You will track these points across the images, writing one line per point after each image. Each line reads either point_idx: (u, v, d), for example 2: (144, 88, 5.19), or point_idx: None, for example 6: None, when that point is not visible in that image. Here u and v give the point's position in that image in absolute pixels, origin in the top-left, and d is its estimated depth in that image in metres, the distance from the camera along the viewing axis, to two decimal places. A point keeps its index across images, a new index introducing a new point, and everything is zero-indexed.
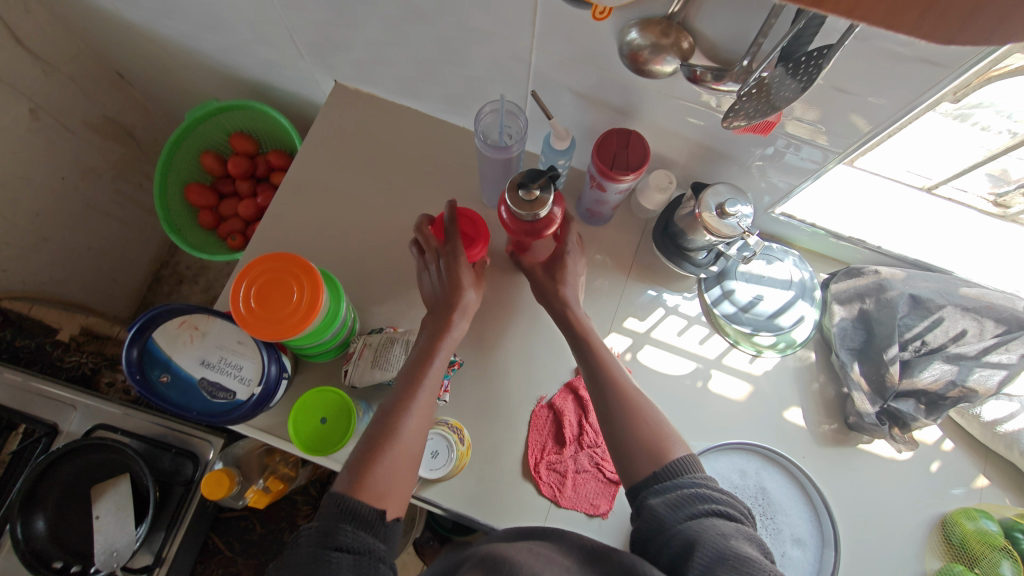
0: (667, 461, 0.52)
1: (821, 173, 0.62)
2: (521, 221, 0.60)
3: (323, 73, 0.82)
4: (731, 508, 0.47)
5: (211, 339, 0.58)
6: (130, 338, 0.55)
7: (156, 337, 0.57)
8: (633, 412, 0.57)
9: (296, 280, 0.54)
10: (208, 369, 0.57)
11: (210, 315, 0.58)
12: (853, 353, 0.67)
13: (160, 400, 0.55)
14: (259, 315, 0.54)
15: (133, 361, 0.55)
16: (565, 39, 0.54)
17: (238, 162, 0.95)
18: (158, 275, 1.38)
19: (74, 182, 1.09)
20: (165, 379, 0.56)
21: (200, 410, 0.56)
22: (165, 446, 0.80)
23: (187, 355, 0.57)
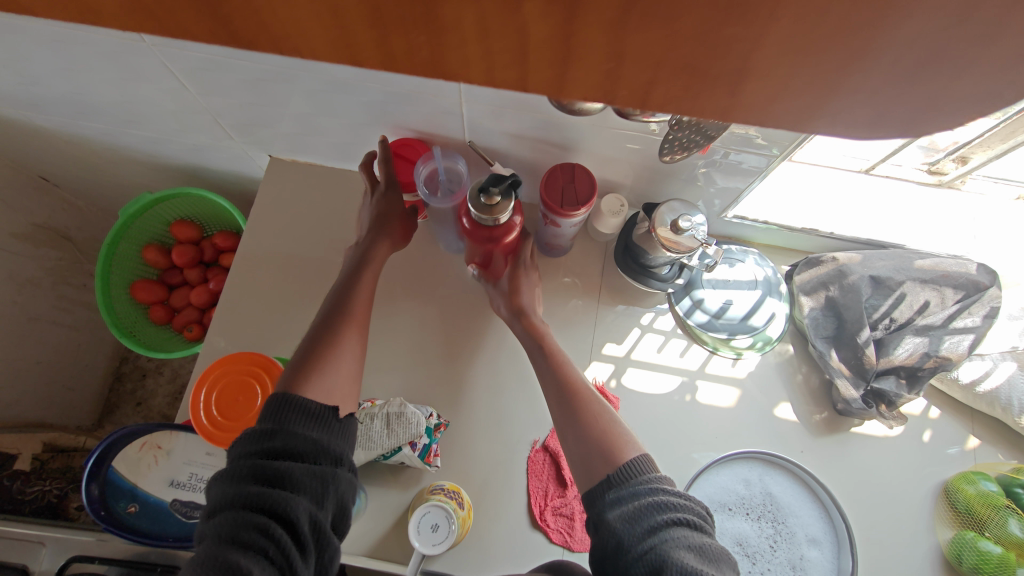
0: (621, 463, 0.50)
1: (766, 171, 0.62)
2: (479, 227, 0.56)
3: (257, 150, 0.80)
4: (691, 512, 0.46)
5: (178, 455, 0.55)
6: (89, 474, 0.52)
7: (117, 466, 0.53)
8: (587, 409, 0.57)
9: (256, 381, 0.52)
10: (180, 489, 0.54)
11: (174, 430, 0.55)
12: (828, 341, 0.68)
13: (130, 533, 0.52)
14: (223, 429, 0.50)
15: (95, 498, 0.51)
16: (492, 90, 0.54)
17: (183, 251, 0.92)
18: (119, 373, 1.32)
19: (11, 297, 1.03)
20: (133, 509, 0.53)
21: (177, 534, 0.52)
22: (149, 566, 0.74)
23: (155, 478, 0.54)
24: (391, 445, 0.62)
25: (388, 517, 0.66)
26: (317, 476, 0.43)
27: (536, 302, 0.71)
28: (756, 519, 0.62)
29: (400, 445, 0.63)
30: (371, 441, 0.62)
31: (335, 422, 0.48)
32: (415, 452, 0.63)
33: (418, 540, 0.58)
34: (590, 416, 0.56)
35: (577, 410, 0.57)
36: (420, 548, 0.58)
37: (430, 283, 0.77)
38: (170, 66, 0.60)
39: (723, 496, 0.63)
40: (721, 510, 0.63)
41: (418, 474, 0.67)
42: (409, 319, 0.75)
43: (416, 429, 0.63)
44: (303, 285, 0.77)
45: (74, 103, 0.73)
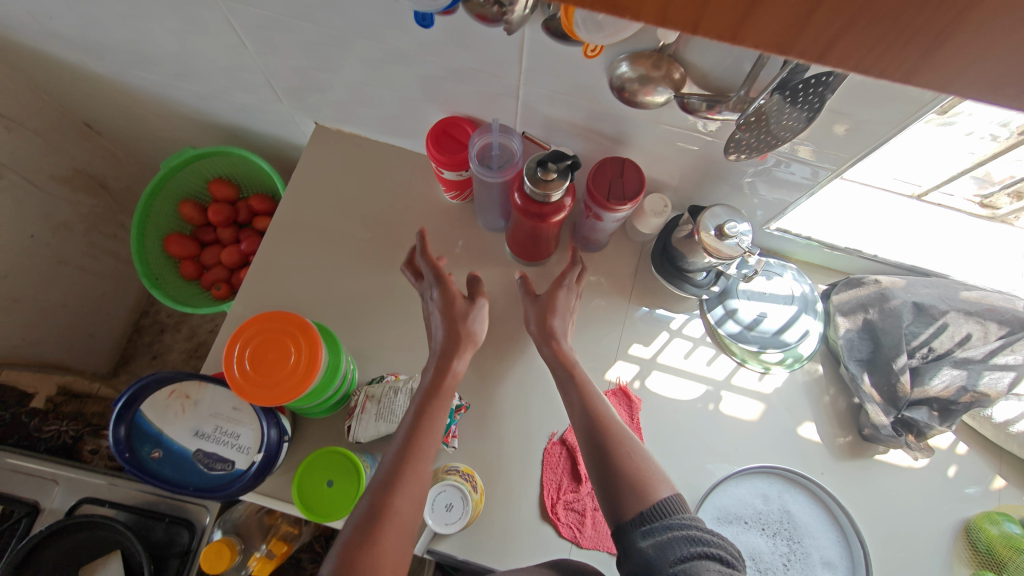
0: (654, 501, 0.50)
1: (814, 189, 0.63)
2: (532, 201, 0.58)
3: (303, 116, 0.80)
4: (723, 550, 0.44)
5: (206, 406, 0.55)
6: (117, 415, 0.52)
7: (145, 410, 0.53)
8: (616, 445, 0.55)
9: (289, 338, 0.52)
10: (203, 441, 0.54)
11: (204, 381, 0.55)
12: (862, 364, 0.67)
13: (152, 478, 0.52)
14: (257, 383, 0.50)
15: (121, 439, 0.52)
16: (553, 75, 0.54)
17: (219, 209, 0.92)
18: (138, 325, 1.33)
19: (44, 238, 1.04)
20: (156, 455, 0.53)
21: (196, 485, 0.53)
22: (157, 515, 0.76)
23: (180, 427, 0.54)
24: None
25: None
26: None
27: (569, 317, 0.69)
28: (772, 535, 0.61)
29: None
30: (393, 415, 0.62)
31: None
32: None
33: (432, 518, 0.59)
34: (618, 453, 0.55)
35: (612, 451, 0.55)
36: (433, 526, 0.59)
37: (461, 266, 0.77)
38: (232, 22, 0.60)
39: (739, 509, 0.63)
40: (736, 523, 0.62)
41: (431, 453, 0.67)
42: None
43: None
44: (335, 255, 0.77)
45: (130, 52, 0.73)
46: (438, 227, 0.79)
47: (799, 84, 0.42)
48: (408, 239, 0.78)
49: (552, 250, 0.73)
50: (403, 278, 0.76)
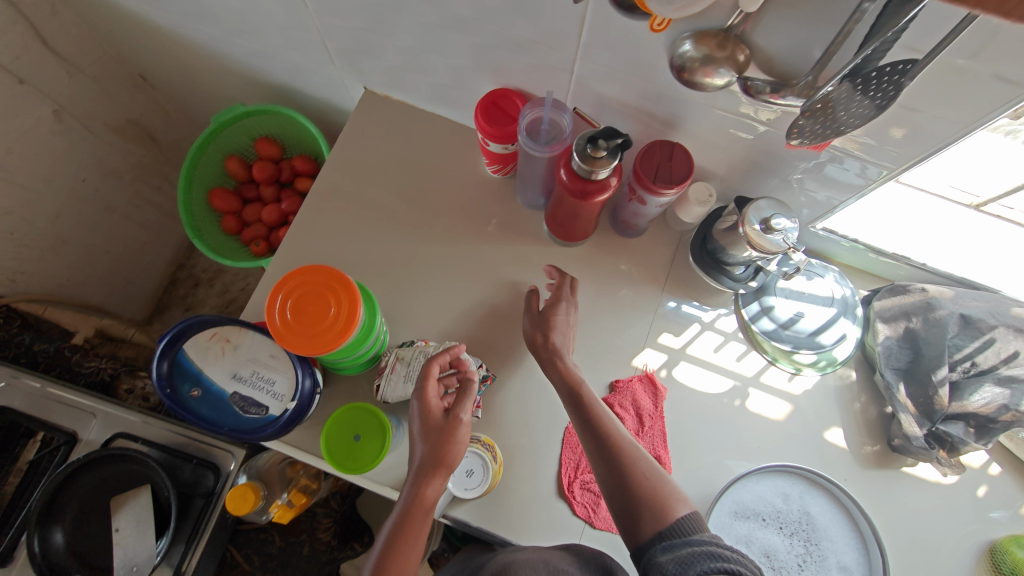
0: (672, 521, 0.50)
1: (864, 191, 0.61)
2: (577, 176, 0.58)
3: (353, 79, 0.80)
4: (743, 566, 0.42)
5: (244, 352, 0.57)
6: (161, 351, 0.54)
7: (187, 349, 0.55)
8: (635, 466, 0.56)
9: (330, 292, 0.53)
10: (240, 384, 0.56)
11: (244, 328, 0.57)
12: (898, 373, 0.65)
13: (191, 414, 0.54)
14: (297, 333, 0.52)
15: (163, 375, 0.54)
16: (611, 51, 0.53)
17: (263, 167, 0.94)
18: (174, 277, 1.38)
19: (94, 183, 1.08)
20: (196, 393, 0.55)
21: (231, 426, 0.55)
22: (185, 456, 0.79)
23: (219, 369, 0.56)
24: None
25: None
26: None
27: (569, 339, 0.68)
28: (789, 534, 0.61)
29: None
30: None
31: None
32: None
33: (451, 482, 0.62)
34: (637, 472, 0.55)
35: (631, 470, 0.55)
36: (453, 489, 0.62)
37: (496, 241, 0.77)
38: None
39: (758, 505, 0.62)
40: (753, 519, 0.62)
41: None
42: (471, 272, 0.76)
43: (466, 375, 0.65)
44: (373, 220, 0.78)
45: (191, 4, 0.75)
46: (477, 200, 0.79)
47: (872, 73, 0.42)
48: (447, 210, 0.79)
49: (589, 232, 0.73)
50: (438, 248, 0.77)
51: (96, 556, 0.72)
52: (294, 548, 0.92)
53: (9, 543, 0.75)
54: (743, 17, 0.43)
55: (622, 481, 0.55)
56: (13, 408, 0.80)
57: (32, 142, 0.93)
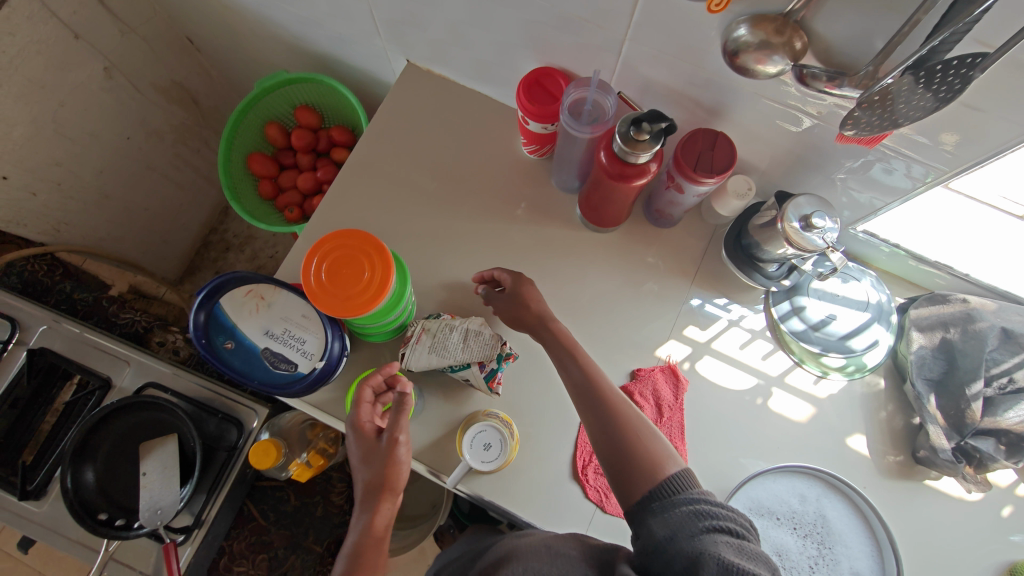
0: (660, 479, 0.50)
1: (909, 196, 0.59)
2: (617, 158, 0.57)
3: (396, 52, 0.81)
4: (733, 522, 0.44)
5: (276, 310, 0.58)
6: (199, 303, 0.56)
7: (223, 303, 0.57)
8: (622, 425, 0.56)
9: (366, 257, 0.54)
10: (272, 340, 0.57)
11: (278, 286, 0.58)
12: (930, 384, 0.64)
13: (224, 365, 0.56)
14: (331, 294, 0.53)
15: (200, 325, 0.56)
16: (663, 32, 0.52)
17: (302, 135, 0.96)
18: (207, 240, 1.41)
19: (137, 142, 1.11)
20: (229, 346, 0.57)
21: (261, 380, 0.56)
22: (211, 410, 0.82)
23: (252, 324, 0.57)
24: (461, 359, 0.64)
25: (439, 428, 0.68)
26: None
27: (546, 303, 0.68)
28: (803, 536, 0.61)
29: (469, 363, 0.64)
30: (447, 349, 0.65)
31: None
32: (482, 373, 0.64)
33: (469, 454, 0.63)
34: (624, 432, 0.55)
35: (619, 431, 0.55)
36: (471, 461, 0.62)
37: (527, 222, 0.77)
38: None
39: (773, 504, 0.62)
40: (767, 517, 0.62)
41: (474, 396, 0.68)
42: (500, 251, 0.76)
43: (489, 351, 0.64)
44: (406, 193, 0.79)
45: None
46: (511, 180, 0.79)
47: (937, 65, 0.40)
48: (480, 188, 0.79)
49: (622, 220, 0.72)
50: (469, 225, 0.77)
51: (123, 497, 0.76)
52: (308, 509, 0.94)
53: (43, 478, 0.79)
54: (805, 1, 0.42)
55: (611, 441, 0.55)
56: (52, 350, 0.84)
57: (82, 97, 0.95)
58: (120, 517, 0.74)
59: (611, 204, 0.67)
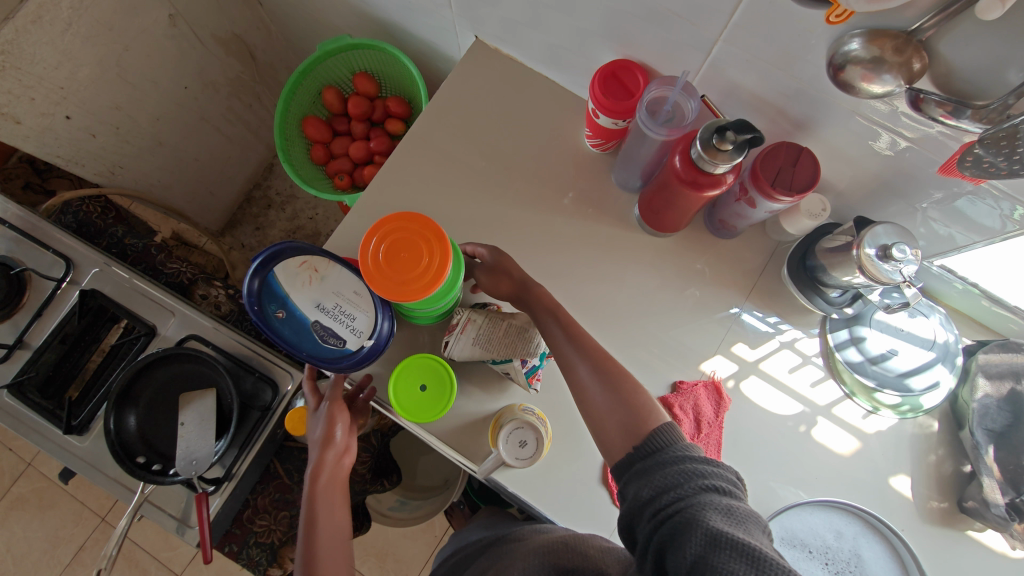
0: (645, 436, 0.50)
1: (998, 237, 0.56)
2: (695, 165, 0.55)
3: (466, 27, 0.78)
4: (722, 480, 0.44)
5: (328, 285, 0.59)
6: (254, 270, 0.57)
7: (277, 272, 0.58)
8: (613, 379, 0.56)
9: (424, 242, 0.53)
10: (322, 314, 0.59)
11: (331, 261, 0.59)
12: (990, 435, 0.61)
13: (274, 333, 0.58)
14: (388, 277, 0.52)
15: (254, 292, 0.57)
16: (764, 36, 0.49)
17: (359, 103, 0.95)
18: (250, 196, 1.42)
19: (193, 92, 1.11)
20: (280, 315, 0.58)
21: (309, 351, 0.58)
22: (249, 368, 0.83)
23: (304, 296, 0.59)
24: (502, 352, 0.64)
25: (472, 418, 0.68)
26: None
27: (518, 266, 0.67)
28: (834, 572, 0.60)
29: (511, 356, 0.64)
30: (490, 342, 0.64)
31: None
32: (523, 368, 0.64)
33: (504, 448, 0.62)
34: (617, 385, 0.55)
35: (609, 375, 0.56)
36: (505, 456, 0.62)
37: (582, 217, 0.75)
38: None
39: (807, 536, 0.62)
40: (799, 548, 0.61)
41: (511, 389, 0.68)
42: (550, 243, 0.74)
43: (532, 348, 0.64)
44: (461, 174, 0.77)
45: None
46: (569, 172, 0.77)
47: None
48: (536, 177, 0.77)
49: (680, 228, 0.70)
50: (521, 214, 0.75)
51: (160, 443, 0.79)
52: None
53: (88, 414, 0.82)
54: (936, 20, 0.39)
55: (592, 388, 0.56)
56: (103, 292, 0.85)
57: (147, 43, 0.95)
58: (157, 462, 0.77)
59: (655, 199, 0.65)
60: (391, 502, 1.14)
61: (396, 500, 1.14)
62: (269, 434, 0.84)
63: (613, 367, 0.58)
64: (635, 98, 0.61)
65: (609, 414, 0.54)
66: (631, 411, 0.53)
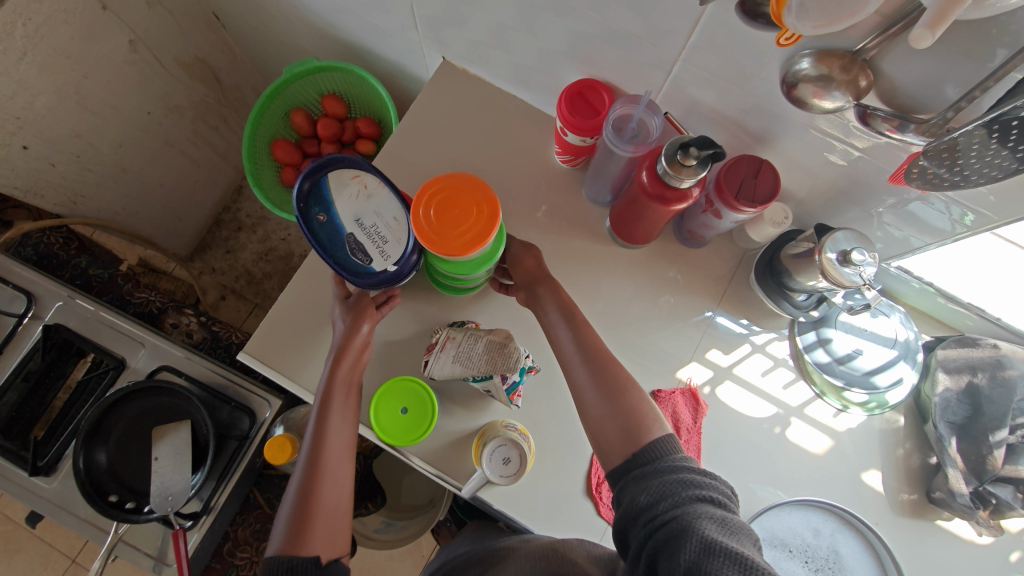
0: (643, 446, 0.51)
1: (949, 238, 0.59)
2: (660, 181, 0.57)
3: (433, 48, 0.78)
4: (716, 492, 0.45)
5: (374, 203, 0.61)
6: (309, 170, 0.60)
7: (330, 178, 0.61)
8: (610, 384, 0.56)
9: (477, 204, 0.55)
10: (358, 229, 0.61)
11: (383, 183, 0.60)
12: (952, 428, 0.63)
13: (310, 232, 0.60)
14: (434, 227, 0.55)
15: (303, 192, 0.60)
16: (719, 55, 0.51)
17: (328, 125, 0.95)
18: (219, 219, 1.40)
19: (157, 117, 1.09)
20: (321, 218, 0.61)
21: (336, 260, 0.61)
22: (224, 398, 0.82)
23: (348, 207, 0.61)
24: (484, 369, 0.64)
25: (456, 434, 0.68)
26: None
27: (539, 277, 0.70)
28: (814, 569, 0.62)
29: (491, 373, 0.64)
30: (471, 359, 0.64)
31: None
32: (503, 385, 0.64)
33: (488, 467, 0.62)
34: (613, 390, 0.56)
35: (605, 382, 0.56)
36: (489, 475, 0.62)
37: (556, 231, 0.76)
38: None
39: (787, 536, 0.64)
40: (780, 548, 0.63)
41: (493, 405, 0.68)
42: None
43: (512, 363, 0.64)
44: None
45: None
46: (541, 187, 0.78)
47: (1012, 122, 0.38)
48: (509, 195, 0.77)
49: (651, 239, 0.71)
50: None
51: (133, 480, 0.76)
52: None
53: (55, 454, 0.79)
54: (877, 41, 0.42)
55: (588, 389, 0.57)
56: (67, 326, 0.83)
57: (107, 70, 0.93)
58: (130, 500, 0.75)
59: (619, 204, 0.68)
60: (377, 523, 1.12)
61: (380, 521, 1.11)
62: (248, 463, 0.82)
63: (610, 370, 0.58)
64: (600, 116, 0.63)
65: (605, 427, 0.54)
66: (616, 424, 0.54)
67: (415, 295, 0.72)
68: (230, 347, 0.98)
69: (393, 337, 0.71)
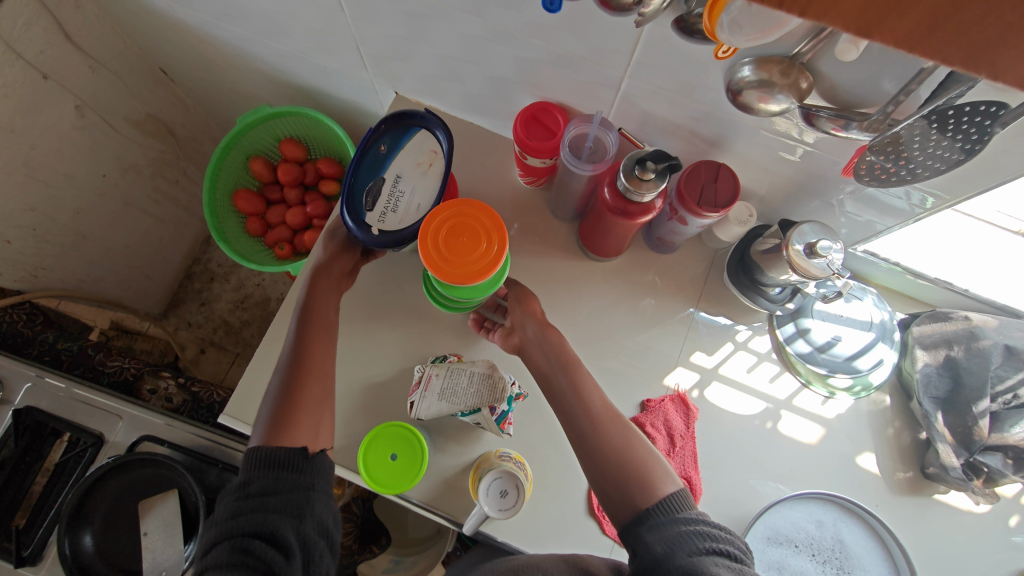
0: (656, 496, 0.50)
1: (911, 218, 0.59)
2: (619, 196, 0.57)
3: (385, 84, 0.78)
4: (730, 545, 0.45)
5: (419, 180, 0.64)
6: (411, 114, 0.65)
7: (415, 134, 0.65)
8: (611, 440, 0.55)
9: (488, 230, 0.56)
10: (393, 180, 0.65)
11: (438, 176, 0.63)
12: (937, 403, 0.65)
13: (363, 149, 0.65)
14: (445, 254, 0.55)
15: (392, 120, 0.65)
16: (663, 69, 0.51)
17: (288, 169, 0.94)
18: (190, 272, 1.37)
19: (114, 178, 1.07)
20: (379, 148, 0.66)
21: (353, 182, 0.64)
22: (211, 460, 0.79)
23: (401, 163, 0.65)
24: (471, 403, 0.63)
25: (453, 469, 0.67)
26: (289, 504, 0.47)
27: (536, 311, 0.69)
28: (822, 561, 0.62)
29: (480, 406, 0.63)
30: (457, 395, 0.64)
31: (303, 463, 0.51)
32: (492, 416, 0.63)
33: (487, 503, 0.61)
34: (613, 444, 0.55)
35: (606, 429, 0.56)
36: (489, 511, 0.60)
37: (528, 253, 0.76)
38: None
39: (790, 531, 0.63)
40: (786, 545, 0.62)
41: (484, 436, 0.68)
42: None
43: (499, 393, 0.63)
44: None
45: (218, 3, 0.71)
46: (508, 210, 0.78)
47: (948, 111, 0.41)
48: None
49: (622, 250, 0.71)
50: None
51: (124, 559, 0.74)
52: None
53: (39, 541, 0.76)
54: (811, 44, 0.42)
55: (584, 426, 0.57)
56: (39, 407, 0.80)
57: (55, 139, 0.91)
58: None
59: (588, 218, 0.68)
60: (386, 563, 1.08)
61: (390, 560, 1.07)
62: None
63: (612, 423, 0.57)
64: (556, 138, 0.63)
65: (608, 474, 0.53)
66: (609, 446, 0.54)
67: (393, 334, 0.71)
68: (212, 406, 0.95)
69: (376, 378, 0.70)
